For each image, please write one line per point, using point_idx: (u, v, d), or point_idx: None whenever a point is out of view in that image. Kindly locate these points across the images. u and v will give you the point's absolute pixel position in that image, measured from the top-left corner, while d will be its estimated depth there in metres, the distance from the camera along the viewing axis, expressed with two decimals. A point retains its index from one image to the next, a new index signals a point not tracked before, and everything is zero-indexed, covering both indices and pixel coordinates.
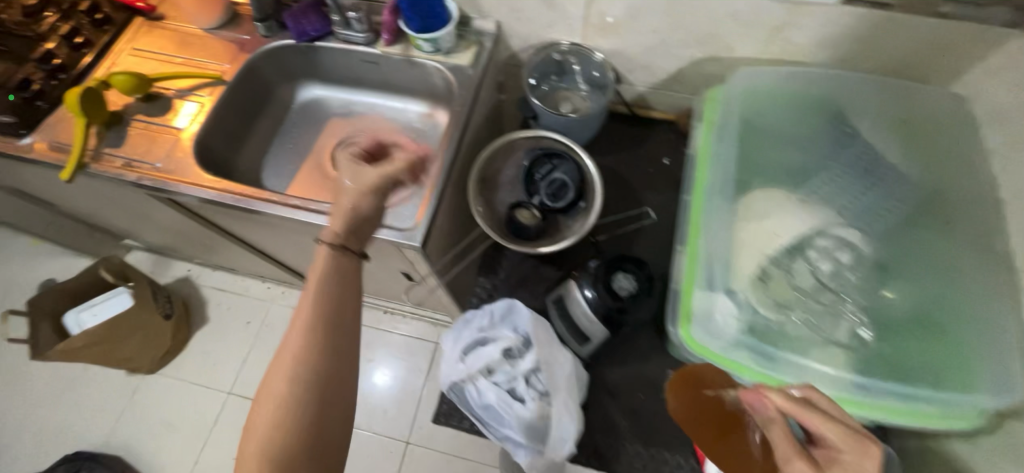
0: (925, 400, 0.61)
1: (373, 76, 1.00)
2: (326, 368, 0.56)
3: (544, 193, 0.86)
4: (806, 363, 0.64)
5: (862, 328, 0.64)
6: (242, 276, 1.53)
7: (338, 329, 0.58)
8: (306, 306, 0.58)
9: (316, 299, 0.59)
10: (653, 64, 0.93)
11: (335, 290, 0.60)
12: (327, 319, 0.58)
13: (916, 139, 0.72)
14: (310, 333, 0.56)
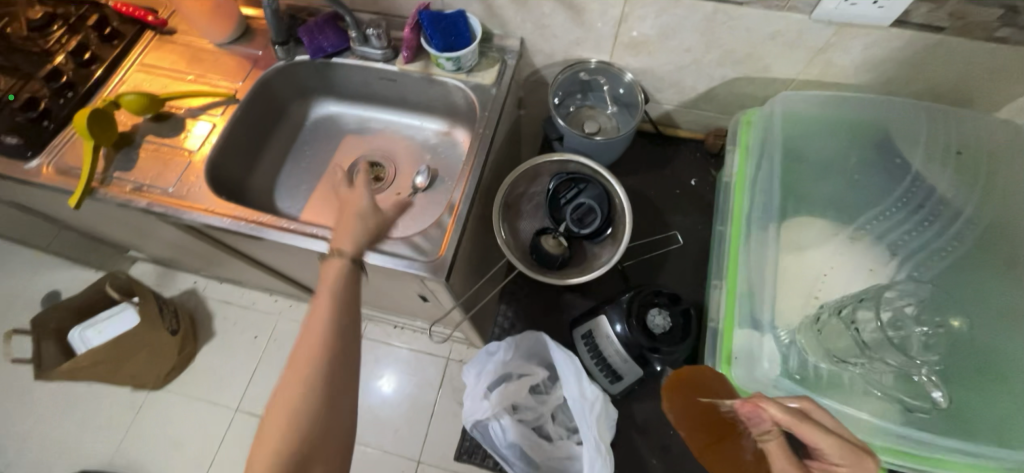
0: (988, 456, 0.56)
1: (389, 92, 0.97)
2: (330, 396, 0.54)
3: (570, 219, 0.82)
4: (856, 413, 0.59)
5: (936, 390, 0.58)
6: (249, 289, 1.50)
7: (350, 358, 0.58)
8: (319, 330, 0.58)
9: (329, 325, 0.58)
10: (683, 83, 0.89)
11: (347, 319, 0.60)
12: (337, 347, 0.57)
13: (969, 169, 0.68)
14: (321, 357, 0.56)
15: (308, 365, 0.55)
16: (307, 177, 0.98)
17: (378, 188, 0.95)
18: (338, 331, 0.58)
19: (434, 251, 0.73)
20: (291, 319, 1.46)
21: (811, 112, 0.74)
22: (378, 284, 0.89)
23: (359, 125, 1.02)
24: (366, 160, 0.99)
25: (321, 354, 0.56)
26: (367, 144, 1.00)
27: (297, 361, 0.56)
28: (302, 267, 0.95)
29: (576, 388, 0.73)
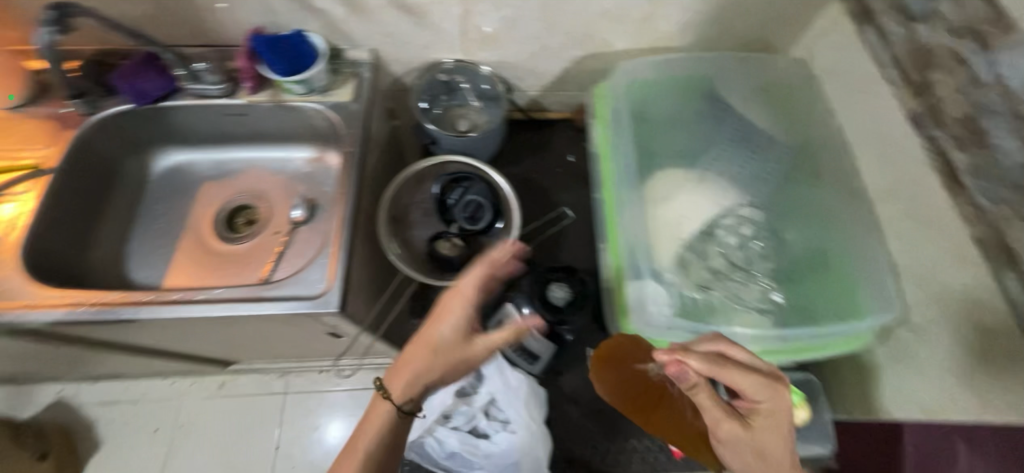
0: (830, 335, 0.67)
1: (242, 129, 0.89)
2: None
3: (461, 218, 0.82)
4: (732, 329, 0.67)
5: (773, 293, 0.70)
6: (134, 380, 1.31)
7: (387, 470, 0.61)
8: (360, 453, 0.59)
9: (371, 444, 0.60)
10: (540, 68, 0.93)
11: (385, 447, 0.61)
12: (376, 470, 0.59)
13: (777, 101, 0.80)
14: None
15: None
16: (164, 238, 0.86)
17: (253, 233, 0.88)
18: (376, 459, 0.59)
19: (323, 283, 0.70)
20: (197, 398, 1.31)
21: (647, 76, 0.82)
22: (277, 333, 0.82)
23: (215, 169, 0.92)
24: (232, 205, 0.90)
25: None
26: (229, 188, 0.91)
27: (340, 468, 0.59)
28: (184, 340, 0.85)
29: (499, 378, 0.75)
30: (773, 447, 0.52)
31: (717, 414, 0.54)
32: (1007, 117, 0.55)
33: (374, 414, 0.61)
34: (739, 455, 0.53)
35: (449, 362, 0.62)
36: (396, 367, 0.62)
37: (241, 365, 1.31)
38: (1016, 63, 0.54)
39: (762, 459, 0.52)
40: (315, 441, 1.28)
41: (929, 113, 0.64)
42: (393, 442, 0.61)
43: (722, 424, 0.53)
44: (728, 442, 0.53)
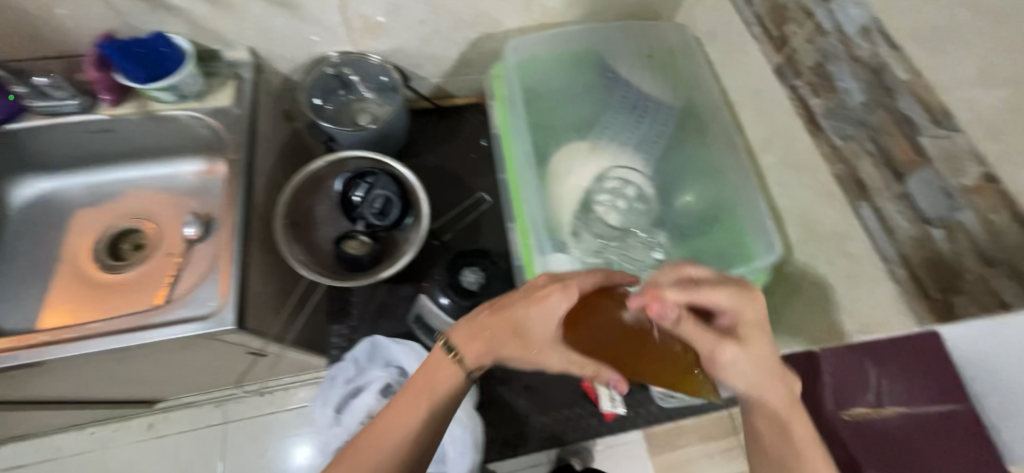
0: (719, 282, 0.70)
1: (113, 147, 0.81)
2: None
3: (367, 214, 0.79)
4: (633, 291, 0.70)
5: (658, 250, 0.73)
6: (49, 435, 1.20)
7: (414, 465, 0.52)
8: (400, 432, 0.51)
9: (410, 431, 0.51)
10: (436, 54, 0.90)
11: (438, 418, 0.53)
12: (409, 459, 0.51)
13: (663, 67, 0.83)
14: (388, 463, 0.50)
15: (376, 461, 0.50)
16: (36, 275, 0.79)
17: (142, 257, 0.81)
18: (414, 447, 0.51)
19: (215, 301, 0.66)
20: (124, 444, 1.21)
21: (534, 52, 0.83)
22: (185, 362, 0.77)
23: (90, 195, 0.84)
24: (114, 232, 0.83)
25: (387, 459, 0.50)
26: (108, 213, 0.84)
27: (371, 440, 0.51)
28: (79, 383, 0.78)
29: None
30: (789, 388, 0.49)
31: (715, 346, 0.47)
32: (846, 60, 0.60)
33: (439, 383, 0.53)
34: (755, 382, 0.48)
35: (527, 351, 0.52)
36: (471, 333, 0.53)
37: (170, 400, 1.22)
38: (847, 9, 0.58)
39: (774, 386, 0.48)
40: (265, 468, 1.20)
41: (788, 64, 0.69)
42: (435, 431, 0.53)
43: (722, 355, 0.47)
44: (734, 369, 0.48)
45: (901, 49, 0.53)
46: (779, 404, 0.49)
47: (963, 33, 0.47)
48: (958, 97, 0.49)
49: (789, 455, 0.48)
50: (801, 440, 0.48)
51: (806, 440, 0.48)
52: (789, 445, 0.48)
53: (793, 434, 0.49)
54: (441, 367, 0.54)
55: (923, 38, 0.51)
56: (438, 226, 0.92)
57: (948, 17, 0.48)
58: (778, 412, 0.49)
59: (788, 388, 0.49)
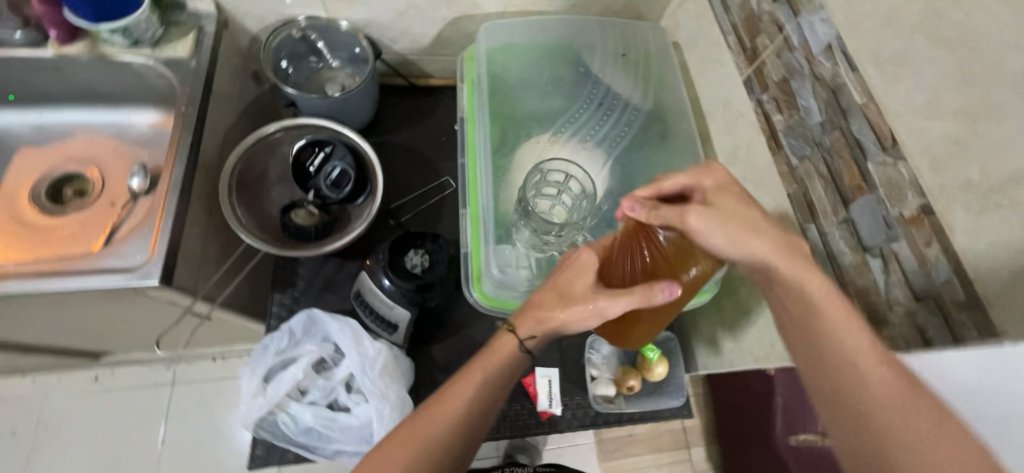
0: None
1: (62, 86, 0.78)
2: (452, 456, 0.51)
3: (321, 185, 0.77)
4: None
5: None
6: None
7: (479, 428, 0.53)
8: (465, 393, 0.53)
9: (476, 392, 0.53)
10: (412, 29, 0.87)
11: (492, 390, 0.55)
12: (475, 418, 0.52)
13: (636, 69, 0.82)
14: (457, 420, 0.51)
15: (442, 421, 0.51)
16: None
17: (84, 203, 0.79)
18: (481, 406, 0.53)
19: (143, 255, 0.64)
20: (61, 397, 1.17)
21: (509, 39, 0.82)
22: (118, 315, 0.75)
23: (36, 134, 0.82)
24: (58, 174, 0.81)
25: (455, 419, 0.51)
26: (55, 154, 0.82)
27: (435, 404, 0.52)
28: (1, 326, 0.75)
29: (354, 351, 0.72)
30: (783, 244, 0.49)
31: (682, 217, 0.49)
32: (809, 77, 0.59)
33: (498, 350, 0.55)
34: (747, 246, 0.49)
35: (584, 303, 0.52)
36: (528, 307, 0.56)
37: (117, 355, 1.18)
38: (815, 25, 0.57)
39: (770, 247, 0.49)
40: (209, 433, 1.17)
41: (756, 76, 0.68)
42: (498, 395, 0.55)
43: (693, 223, 0.48)
44: (716, 229, 0.48)
45: (860, 71, 0.52)
46: (776, 256, 0.49)
47: (917, 59, 0.46)
48: (906, 124, 0.48)
49: (820, 319, 0.46)
50: (813, 305, 0.47)
51: (827, 305, 0.46)
52: (808, 310, 0.47)
53: (807, 301, 0.47)
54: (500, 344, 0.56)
55: (880, 61, 0.50)
56: (397, 205, 0.89)
57: (905, 42, 0.47)
58: (774, 264, 0.49)
59: (777, 245, 0.49)
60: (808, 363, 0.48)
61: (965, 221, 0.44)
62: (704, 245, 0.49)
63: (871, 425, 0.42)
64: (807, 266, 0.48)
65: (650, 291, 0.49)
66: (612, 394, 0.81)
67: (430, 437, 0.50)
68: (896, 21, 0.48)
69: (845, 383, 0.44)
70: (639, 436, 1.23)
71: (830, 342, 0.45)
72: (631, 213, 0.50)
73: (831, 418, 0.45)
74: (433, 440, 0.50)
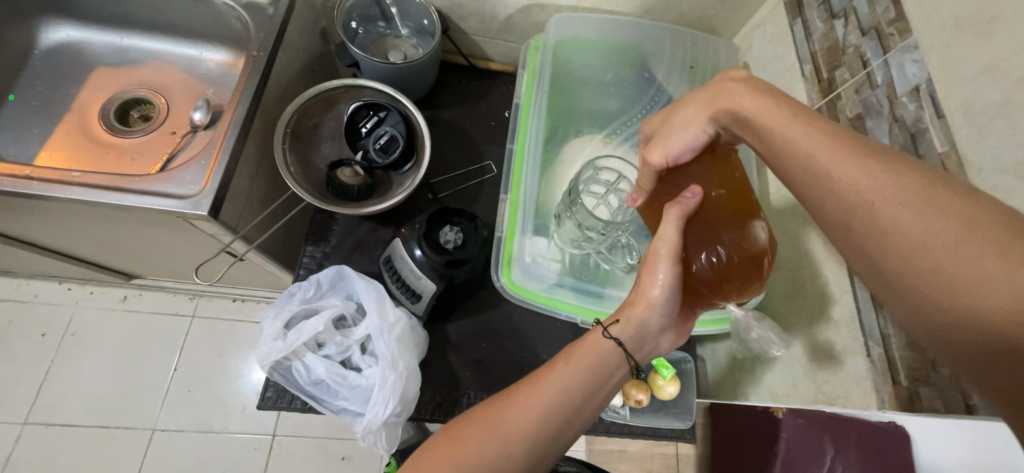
0: None
1: (147, 14, 0.82)
2: (533, 454, 0.46)
3: (370, 148, 0.78)
4: (603, 292, 0.70)
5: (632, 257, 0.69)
6: (25, 280, 1.22)
7: (566, 427, 0.48)
8: (551, 389, 0.48)
9: (565, 390, 0.49)
10: (483, 11, 0.87)
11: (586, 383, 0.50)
12: (563, 411, 0.48)
13: (700, 84, 0.81)
14: (542, 413, 0.47)
15: (528, 409, 0.47)
16: (42, 118, 0.80)
17: (146, 128, 0.82)
18: (570, 402, 0.48)
19: (197, 186, 0.66)
20: (91, 309, 1.22)
21: (578, 32, 0.81)
22: (160, 239, 0.78)
23: (115, 55, 0.86)
24: (128, 96, 0.85)
25: (542, 413, 0.47)
26: (127, 77, 0.86)
27: (517, 396, 0.48)
28: (54, 230, 0.79)
29: (375, 313, 0.73)
30: (722, 96, 0.49)
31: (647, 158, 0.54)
32: (887, 118, 0.56)
33: (586, 340, 0.53)
34: (694, 121, 0.51)
35: (660, 256, 0.50)
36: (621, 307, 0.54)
37: (147, 280, 1.22)
38: (904, 65, 0.54)
39: (717, 110, 0.49)
40: (219, 370, 1.21)
41: (828, 110, 0.65)
42: (590, 393, 0.50)
43: (655, 153, 0.53)
44: (672, 137, 0.52)
45: (947, 119, 0.49)
46: (726, 107, 0.48)
47: (1016, 116, 0.44)
48: (988, 181, 0.46)
49: (864, 201, 0.37)
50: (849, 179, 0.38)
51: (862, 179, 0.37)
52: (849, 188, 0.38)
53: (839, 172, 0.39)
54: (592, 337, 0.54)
55: (973, 112, 0.47)
56: (437, 181, 0.90)
57: (1006, 95, 0.45)
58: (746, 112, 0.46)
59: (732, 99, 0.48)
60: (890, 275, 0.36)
61: None
62: (681, 151, 0.52)
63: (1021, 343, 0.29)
64: (798, 117, 0.43)
65: (674, 205, 0.50)
66: (620, 404, 0.79)
67: (513, 424, 0.46)
68: (998, 72, 0.45)
69: (940, 286, 0.33)
70: (631, 453, 1.22)
71: (889, 232, 0.35)
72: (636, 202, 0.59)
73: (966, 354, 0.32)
74: (515, 433, 0.45)
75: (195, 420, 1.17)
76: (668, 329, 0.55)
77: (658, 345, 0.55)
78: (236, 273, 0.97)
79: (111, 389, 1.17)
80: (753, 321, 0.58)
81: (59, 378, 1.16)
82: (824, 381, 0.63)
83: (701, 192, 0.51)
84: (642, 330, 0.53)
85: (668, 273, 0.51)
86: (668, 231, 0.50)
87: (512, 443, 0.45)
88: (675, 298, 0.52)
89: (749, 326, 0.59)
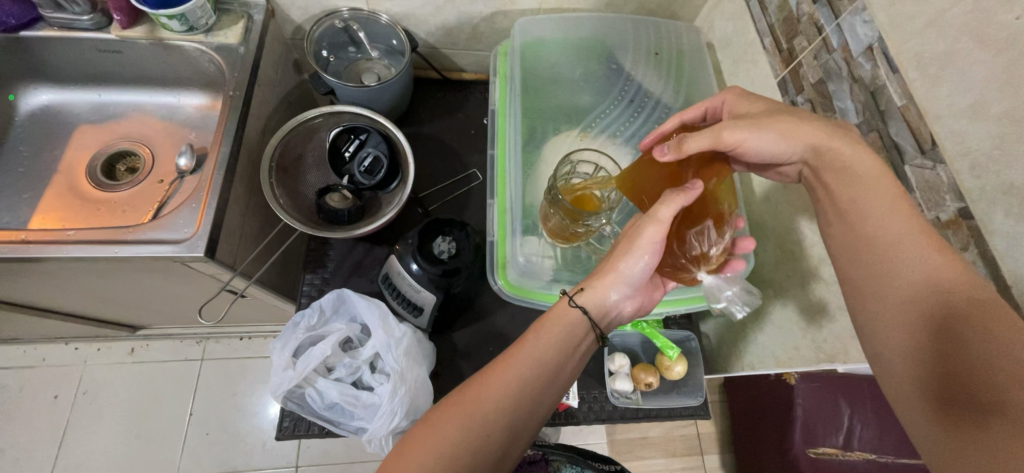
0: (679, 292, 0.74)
1: (122, 67, 0.83)
2: (511, 428, 0.48)
3: (355, 171, 0.79)
4: None
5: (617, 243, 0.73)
6: (32, 344, 1.22)
7: (538, 402, 0.50)
8: (521, 365, 0.51)
9: (531, 368, 0.51)
10: (448, 23, 0.88)
11: (555, 359, 0.53)
12: (533, 386, 0.50)
13: (666, 68, 0.83)
14: (513, 389, 0.49)
15: (501, 384, 0.49)
16: (29, 183, 0.82)
17: (134, 180, 0.84)
18: (539, 376, 0.51)
19: (191, 228, 0.67)
20: (101, 364, 1.23)
21: (544, 34, 0.83)
22: (160, 286, 0.80)
23: (96, 112, 0.88)
24: (113, 151, 0.86)
25: (514, 386, 0.50)
26: (109, 133, 0.87)
27: (491, 377, 0.50)
28: (55, 289, 0.80)
29: (380, 330, 0.74)
30: (776, 115, 0.55)
31: (719, 137, 0.54)
32: (847, 79, 0.58)
33: (556, 315, 0.57)
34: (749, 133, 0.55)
35: (648, 237, 0.53)
36: (592, 277, 0.58)
37: (153, 329, 1.23)
38: (856, 26, 0.56)
39: (777, 129, 0.54)
40: (234, 409, 1.22)
41: (792, 78, 0.67)
42: (561, 365, 0.53)
43: (727, 137, 0.54)
44: (760, 133, 0.54)
45: (901, 73, 0.51)
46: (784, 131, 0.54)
47: (964, 64, 0.46)
48: (946, 127, 0.47)
49: (879, 216, 0.48)
50: (868, 205, 0.48)
51: (881, 209, 0.48)
52: (868, 220, 0.48)
53: (866, 201, 0.49)
54: (563, 309, 0.57)
55: (924, 64, 0.49)
56: (425, 194, 0.91)
57: (950, 45, 0.47)
58: (803, 135, 0.53)
59: (823, 126, 0.53)
60: (860, 286, 0.48)
61: (1003, 226, 0.44)
62: (751, 148, 0.55)
63: (931, 330, 0.42)
64: (847, 139, 0.51)
65: (677, 192, 0.51)
66: (629, 389, 0.81)
67: (489, 402, 0.48)
68: (941, 23, 0.47)
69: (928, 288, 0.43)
70: (653, 438, 1.25)
71: (890, 241, 0.47)
72: (665, 155, 0.52)
73: (872, 335, 0.47)
74: (490, 410, 0.48)
75: (218, 461, 1.17)
76: (631, 299, 0.59)
77: (620, 314, 0.60)
78: (240, 310, 0.99)
79: (129, 442, 1.17)
80: (724, 281, 0.58)
81: (77, 437, 1.16)
82: (823, 340, 0.64)
83: (700, 187, 0.51)
84: (604, 300, 0.56)
85: (647, 250, 0.54)
86: (666, 210, 0.50)
87: (490, 421, 0.47)
88: (644, 278, 0.56)
89: (722, 285, 0.58)
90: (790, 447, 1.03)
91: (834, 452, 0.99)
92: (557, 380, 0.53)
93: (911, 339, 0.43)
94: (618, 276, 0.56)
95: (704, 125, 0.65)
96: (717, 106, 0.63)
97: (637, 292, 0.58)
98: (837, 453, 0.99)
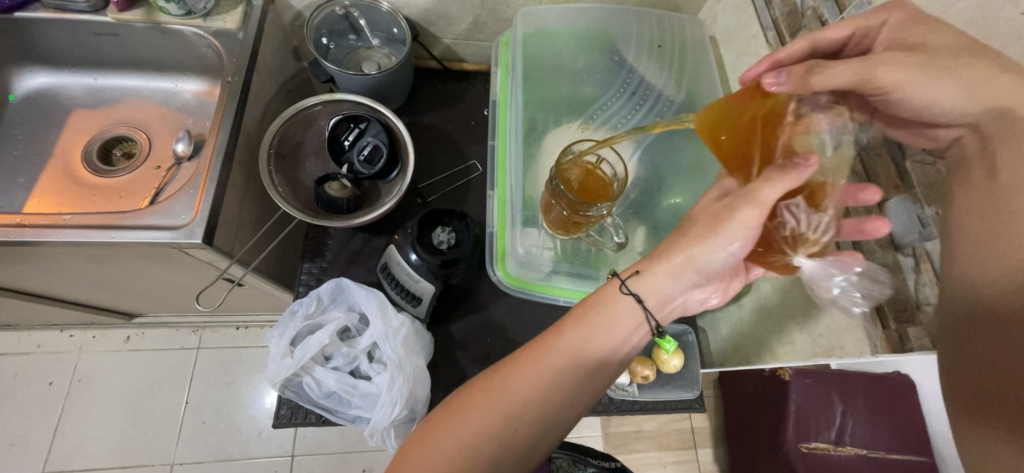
0: None
1: (119, 51, 0.82)
2: (534, 429, 0.48)
3: (354, 160, 0.78)
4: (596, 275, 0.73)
5: (614, 237, 0.71)
6: (27, 330, 1.21)
7: (572, 399, 0.50)
8: (555, 355, 0.50)
9: (564, 361, 0.50)
10: (449, 12, 0.87)
11: (593, 353, 0.52)
12: (566, 381, 0.50)
13: (670, 58, 0.83)
14: (544, 381, 0.49)
15: (531, 378, 0.49)
16: (24, 167, 0.81)
17: (130, 166, 0.83)
18: (573, 369, 0.50)
19: (188, 215, 0.67)
20: (96, 351, 1.22)
21: (547, 24, 0.82)
22: (157, 273, 0.79)
23: (91, 97, 0.87)
24: (109, 137, 0.85)
25: (545, 381, 0.49)
26: (106, 118, 0.87)
27: (524, 368, 0.50)
28: (49, 274, 0.79)
29: (378, 320, 0.74)
30: None
31: (873, 74, 0.48)
32: None
33: (604, 298, 0.54)
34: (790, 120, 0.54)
35: (741, 216, 0.49)
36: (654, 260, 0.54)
37: (149, 317, 1.23)
38: None
39: None
40: (229, 399, 1.22)
41: None
42: (601, 358, 0.52)
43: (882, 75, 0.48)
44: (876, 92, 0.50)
45: None
46: None
47: (968, 59, 0.46)
48: None
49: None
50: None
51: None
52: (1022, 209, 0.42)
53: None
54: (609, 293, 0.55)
55: None
56: (424, 185, 0.91)
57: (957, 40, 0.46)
58: None
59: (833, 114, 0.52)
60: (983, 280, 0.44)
61: None
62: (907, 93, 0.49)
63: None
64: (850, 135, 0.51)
65: (785, 170, 0.47)
66: (626, 382, 0.82)
67: (516, 398, 0.48)
68: None
69: None
70: (647, 432, 1.26)
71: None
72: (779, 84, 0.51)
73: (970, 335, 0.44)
74: (515, 404, 0.48)
75: (214, 449, 1.17)
76: (694, 288, 0.56)
77: (674, 305, 0.57)
78: (240, 299, 0.99)
79: (124, 430, 1.17)
80: (833, 265, 0.50)
81: (72, 424, 1.16)
82: (819, 334, 0.64)
83: (814, 162, 0.46)
84: (659, 290, 0.54)
85: (740, 234, 0.49)
86: (771, 190, 0.47)
87: (512, 416, 0.47)
88: (731, 264, 0.52)
89: (830, 271, 0.50)
90: (782, 444, 1.04)
91: (826, 447, 1.00)
92: (594, 376, 0.52)
93: (993, 339, 0.42)
94: (688, 260, 0.52)
95: (843, 52, 0.56)
96: (872, 27, 0.53)
97: (708, 279, 0.55)
98: (830, 448, 1.00)
